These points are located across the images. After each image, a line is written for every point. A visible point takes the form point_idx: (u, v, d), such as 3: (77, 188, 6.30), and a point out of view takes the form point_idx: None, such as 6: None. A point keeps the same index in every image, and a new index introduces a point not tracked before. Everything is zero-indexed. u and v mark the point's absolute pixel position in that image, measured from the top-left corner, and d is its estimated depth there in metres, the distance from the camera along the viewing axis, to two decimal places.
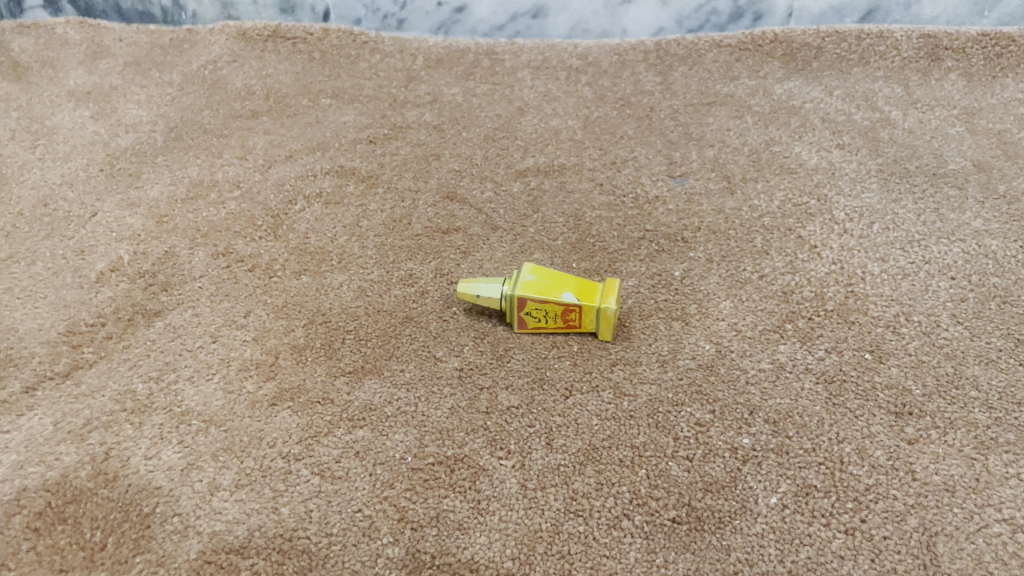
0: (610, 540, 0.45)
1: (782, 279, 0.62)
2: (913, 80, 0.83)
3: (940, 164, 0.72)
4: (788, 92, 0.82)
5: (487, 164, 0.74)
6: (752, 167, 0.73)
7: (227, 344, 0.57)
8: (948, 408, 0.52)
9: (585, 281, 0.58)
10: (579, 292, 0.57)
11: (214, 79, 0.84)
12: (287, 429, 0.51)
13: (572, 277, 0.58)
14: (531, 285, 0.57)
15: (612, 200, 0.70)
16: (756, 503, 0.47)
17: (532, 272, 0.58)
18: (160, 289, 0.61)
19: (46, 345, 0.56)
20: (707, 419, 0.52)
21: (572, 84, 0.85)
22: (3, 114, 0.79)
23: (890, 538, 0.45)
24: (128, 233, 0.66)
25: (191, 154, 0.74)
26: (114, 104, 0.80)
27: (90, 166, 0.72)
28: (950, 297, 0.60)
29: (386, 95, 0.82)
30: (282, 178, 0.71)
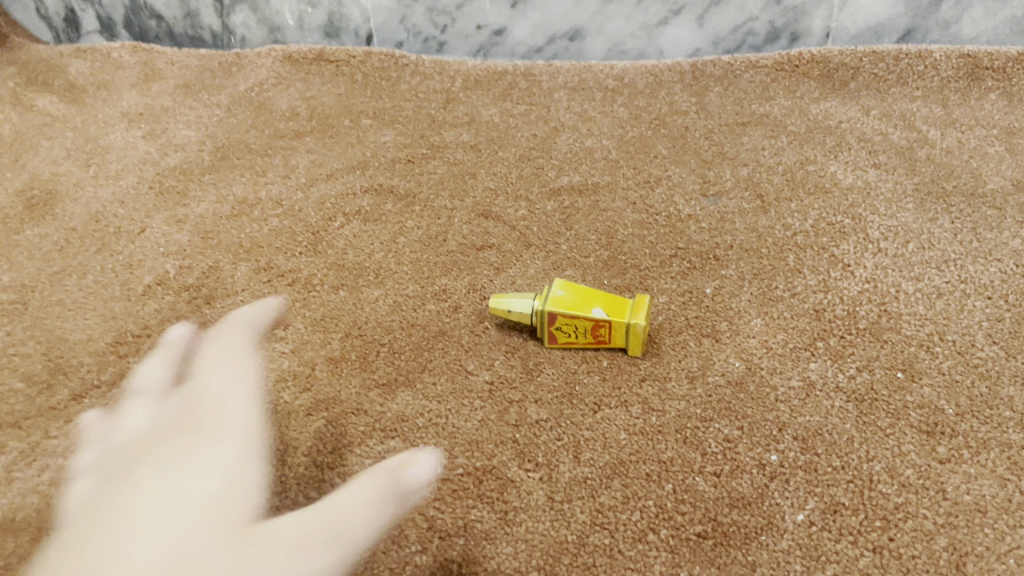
0: (635, 553, 0.46)
1: (814, 297, 0.62)
2: (951, 100, 0.83)
3: (978, 183, 0.72)
4: (825, 112, 0.82)
5: (522, 183, 0.75)
6: (786, 186, 0.73)
7: (267, 356, 0.59)
8: (982, 427, 0.52)
9: (615, 297, 0.59)
10: (609, 308, 0.57)
11: (260, 100, 0.87)
12: (321, 437, 0.53)
13: (602, 293, 0.59)
14: (561, 300, 0.58)
15: (645, 219, 0.70)
16: (782, 520, 0.47)
17: (563, 287, 0.59)
18: (203, 302, 0.63)
19: (94, 355, 0.59)
20: (736, 435, 0.52)
21: (607, 105, 0.86)
22: (60, 135, 0.82)
23: (919, 557, 0.45)
24: (175, 248, 0.68)
25: (237, 173, 0.76)
26: (164, 125, 0.84)
27: (140, 183, 0.75)
28: (986, 316, 0.59)
29: (425, 115, 0.84)
30: (323, 196, 0.73)
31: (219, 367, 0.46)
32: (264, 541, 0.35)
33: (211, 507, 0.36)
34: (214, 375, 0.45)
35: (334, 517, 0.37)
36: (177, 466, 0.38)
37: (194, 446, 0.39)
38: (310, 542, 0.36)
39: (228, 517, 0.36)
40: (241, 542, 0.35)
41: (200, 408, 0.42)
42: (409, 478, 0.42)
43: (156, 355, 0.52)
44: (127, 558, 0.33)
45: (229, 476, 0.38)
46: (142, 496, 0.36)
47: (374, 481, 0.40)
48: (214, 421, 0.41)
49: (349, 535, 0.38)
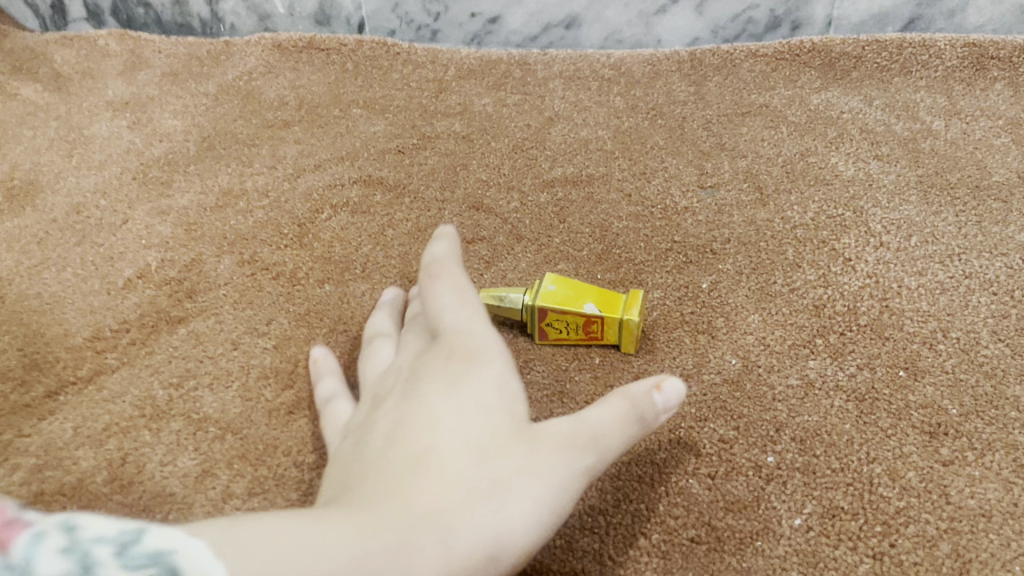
0: (625, 558, 0.44)
1: (814, 292, 0.60)
2: (956, 90, 0.81)
3: (983, 175, 0.70)
4: (826, 102, 0.80)
5: (515, 174, 0.73)
6: (786, 178, 0.71)
7: (248, 352, 0.57)
8: (986, 429, 0.50)
9: (607, 293, 0.57)
10: (602, 303, 0.56)
11: (248, 89, 0.85)
12: (302, 437, 0.51)
13: (594, 288, 0.57)
14: (552, 294, 0.56)
15: (640, 211, 0.68)
16: (779, 524, 0.45)
17: (555, 282, 0.57)
18: (184, 296, 0.61)
19: (70, 350, 0.57)
20: (731, 436, 0.50)
21: (603, 94, 0.83)
22: (43, 124, 0.80)
23: (920, 564, 0.43)
24: (157, 240, 0.66)
25: (223, 163, 0.75)
26: (150, 114, 0.82)
27: (123, 174, 0.73)
28: (991, 313, 0.58)
29: (417, 105, 0.82)
30: (310, 187, 0.71)
31: (461, 290, 0.45)
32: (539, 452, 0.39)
33: (478, 433, 0.38)
34: (454, 296, 0.45)
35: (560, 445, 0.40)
36: (460, 388, 0.40)
37: (436, 375, 0.41)
38: (554, 468, 0.39)
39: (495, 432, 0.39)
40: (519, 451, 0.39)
41: (455, 328, 0.43)
42: (653, 404, 0.42)
43: (379, 310, 0.57)
44: (412, 468, 0.37)
45: (494, 396, 0.40)
46: (420, 413, 0.39)
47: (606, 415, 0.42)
48: (461, 341, 0.42)
49: (593, 453, 0.40)
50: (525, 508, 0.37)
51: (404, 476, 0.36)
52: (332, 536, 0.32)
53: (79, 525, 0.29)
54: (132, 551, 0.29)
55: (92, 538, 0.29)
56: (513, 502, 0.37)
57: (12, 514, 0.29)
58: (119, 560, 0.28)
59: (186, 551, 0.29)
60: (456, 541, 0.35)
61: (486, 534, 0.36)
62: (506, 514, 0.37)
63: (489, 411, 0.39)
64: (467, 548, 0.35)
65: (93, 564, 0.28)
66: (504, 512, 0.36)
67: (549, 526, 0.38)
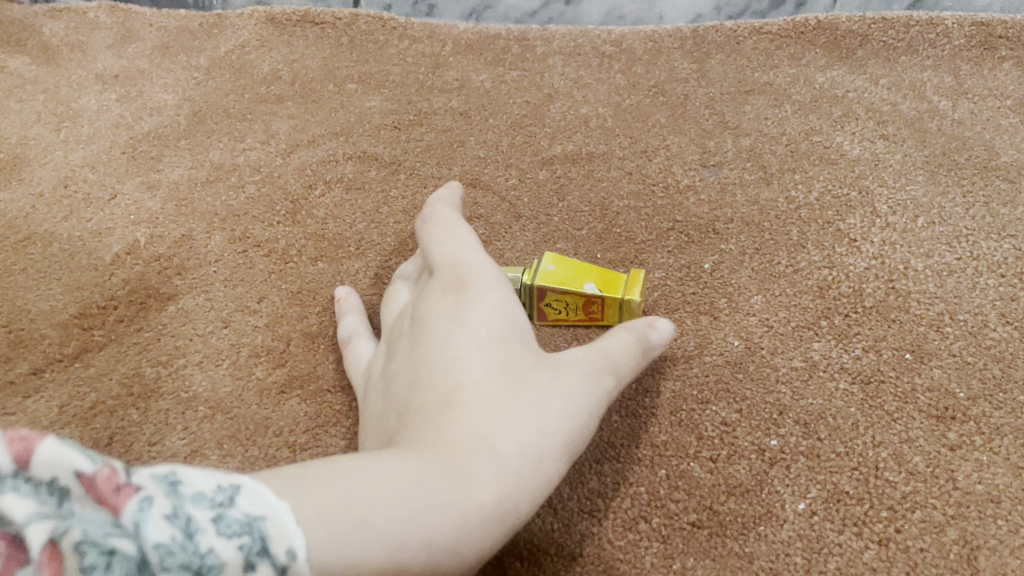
0: (624, 543, 0.43)
1: (818, 273, 0.59)
2: (964, 69, 0.79)
3: (990, 156, 0.68)
4: (831, 81, 0.78)
5: (514, 151, 0.72)
6: (790, 157, 0.69)
7: (239, 330, 0.55)
8: (994, 413, 0.49)
9: (608, 272, 0.55)
10: (602, 283, 0.54)
11: (241, 63, 0.83)
12: (294, 417, 0.50)
13: (595, 267, 0.56)
14: (551, 275, 0.54)
15: (641, 190, 0.67)
16: (782, 509, 0.45)
17: (553, 261, 0.55)
18: (174, 273, 0.60)
19: (56, 327, 0.56)
20: (734, 419, 0.49)
21: (604, 71, 0.82)
22: (30, 97, 0.78)
23: (927, 551, 0.42)
24: (146, 216, 0.65)
25: (214, 138, 0.73)
26: (140, 88, 0.80)
27: (112, 148, 0.72)
28: (999, 296, 0.56)
29: (413, 81, 0.81)
30: (304, 163, 0.70)
31: (450, 230, 0.49)
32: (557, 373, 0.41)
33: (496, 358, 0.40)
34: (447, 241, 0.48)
35: (581, 368, 0.42)
36: (467, 321, 0.42)
37: (443, 313, 0.43)
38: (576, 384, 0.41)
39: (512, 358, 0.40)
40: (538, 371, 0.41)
41: (452, 265, 0.46)
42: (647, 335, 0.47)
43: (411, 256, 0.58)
44: (443, 406, 0.38)
45: (501, 324, 0.42)
46: (436, 350, 0.41)
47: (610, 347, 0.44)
48: (463, 277, 0.44)
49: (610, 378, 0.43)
50: (559, 423, 0.39)
51: (436, 413, 0.38)
52: (383, 479, 0.33)
53: (176, 482, 0.29)
54: (226, 517, 0.28)
55: (189, 499, 0.29)
56: (545, 419, 0.38)
57: (116, 468, 0.29)
58: (218, 526, 0.28)
59: (276, 521, 0.29)
60: (501, 460, 0.36)
61: (528, 450, 0.37)
62: (541, 431, 0.38)
63: (501, 339, 0.41)
64: (512, 465, 0.36)
65: (195, 530, 0.28)
66: (540, 428, 0.38)
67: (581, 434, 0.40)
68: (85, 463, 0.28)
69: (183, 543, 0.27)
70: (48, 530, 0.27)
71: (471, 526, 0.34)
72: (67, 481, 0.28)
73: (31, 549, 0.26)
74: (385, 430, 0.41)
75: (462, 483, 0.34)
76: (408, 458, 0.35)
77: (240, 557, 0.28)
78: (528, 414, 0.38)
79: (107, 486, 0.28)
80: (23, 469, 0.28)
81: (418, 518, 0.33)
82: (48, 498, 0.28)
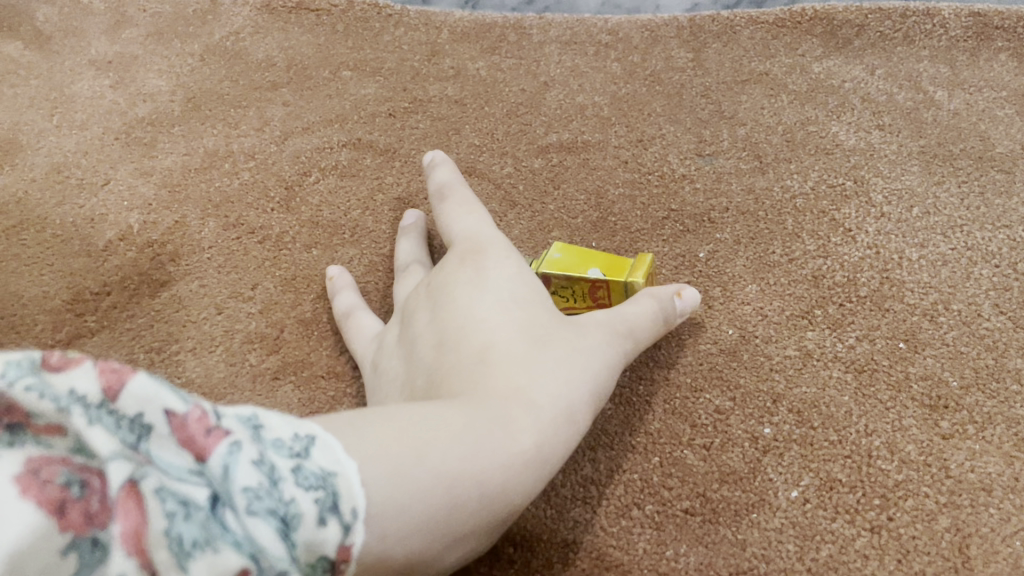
0: (618, 530, 0.44)
1: (813, 263, 0.58)
2: (960, 60, 0.79)
3: (986, 147, 0.68)
4: (827, 71, 0.78)
5: (509, 139, 0.71)
6: (786, 147, 0.69)
7: (233, 317, 0.55)
8: (987, 402, 0.49)
9: (614, 258, 0.55)
10: (607, 268, 0.54)
11: (235, 49, 0.82)
12: (288, 403, 0.50)
13: (601, 254, 0.56)
14: (558, 261, 0.54)
15: (636, 178, 0.67)
16: (775, 496, 0.45)
17: (559, 250, 0.55)
18: (167, 259, 0.60)
19: (50, 313, 0.56)
20: (728, 407, 0.49)
21: (600, 59, 0.81)
22: (23, 82, 0.78)
23: (919, 538, 0.43)
24: (139, 202, 0.64)
25: (208, 124, 0.72)
26: (133, 74, 0.79)
27: (105, 134, 0.71)
28: (993, 286, 0.56)
29: (408, 68, 0.80)
30: (298, 150, 0.69)
31: (465, 209, 0.52)
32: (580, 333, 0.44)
33: (523, 319, 0.43)
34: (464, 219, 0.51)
35: (601, 331, 0.45)
36: (492, 287, 0.45)
37: (467, 279, 0.46)
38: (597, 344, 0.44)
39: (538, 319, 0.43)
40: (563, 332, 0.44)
41: (471, 240, 0.49)
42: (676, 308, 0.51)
43: (404, 237, 0.59)
44: (477, 360, 0.41)
45: (524, 289, 0.45)
46: (464, 313, 0.44)
47: (631, 310, 0.48)
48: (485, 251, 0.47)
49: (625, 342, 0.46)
50: (589, 380, 0.42)
51: (473, 367, 0.40)
52: (434, 424, 0.35)
53: (258, 428, 0.30)
54: (304, 468, 0.29)
55: (270, 446, 0.29)
56: (573, 373, 0.41)
57: (203, 410, 0.29)
58: (297, 477, 0.29)
59: (349, 481, 0.30)
60: (540, 406, 0.39)
61: (561, 400, 0.40)
62: (571, 385, 0.41)
63: (525, 303, 0.44)
64: (549, 412, 0.39)
65: (278, 478, 0.28)
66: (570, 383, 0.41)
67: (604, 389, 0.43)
68: (175, 403, 0.28)
69: (269, 489, 0.28)
70: (130, 468, 0.26)
71: (520, 459, 0.37)
72: (153, 418, 0.28)
73: (112, 484, 0.25)
74: (416, 391, 0.43)
75: (506, 426, 0.37)
76: (454, 403, 0.37)
77: (317, 511, 0.28)
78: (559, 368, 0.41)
79: (196, 427, 0.28)
80: (112, 399, 0.27)
81: (473, 454, 0.35)
82: (132, 433, 0.27)
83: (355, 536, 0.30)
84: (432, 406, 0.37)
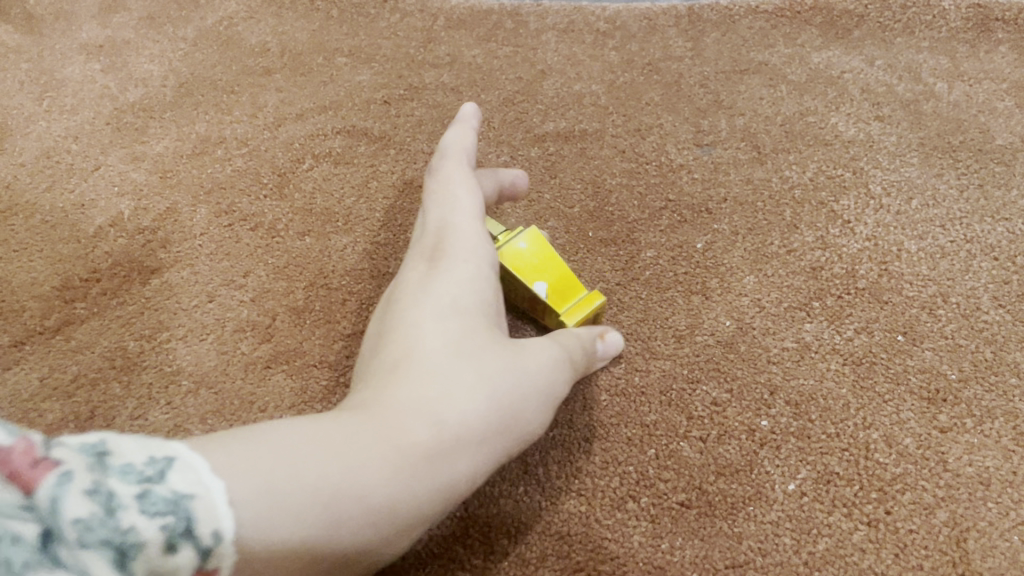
0: (613, 522, 0.43)
1: (811, 254, 0.58)
2: (960, 52, 0.78)
3: (985, 139, 0.68)
4: (827, 61, 0.77)
5: (505, 128, 0.71)
6: (785, 137, 0.69)
7: (224, 304, 0.55)
8: (986, 396, 0.49)
9: (571, 274, 0.51)
10: (552, 288, 0.51)
11: (229, 34, 0.81)
12: (280, 393, 0.50)
13: (562, 262, 0.52)
14: (520, 255, 0.51)
15: (633, 168, 0.66)
16: (771, 489, 0.44)
17: (524, 243, 0.52)
18: (158, 246, 0.59)
19: (39, 299, 0.55)
20: (724, 399, 0.49)
21: (598, 48, 0.80)
22: (13, 67, 0.77)
23: (916, 532, 0.43)
24: (130, 188, 0.63)
25: (200, 110, 0.71)
26: (125, 58, 0.78)
27: (96, 119, 0.70)
28: (992, 279, 0.56)
29: (403, 55, 0.79)
30: (292, 137, 0.68)
31: (449, 200, 0.52)
32: (515, 351, 0.43)
33: (456, 333, 0.42)
34: (443, 208, 0.51)
35: (543, 354, 0.44)
36: (435, 294, 0.44)
37: (414, 286, 0.46)
38: (532, 366, 0.43)
39: (472, 334, 0.42)
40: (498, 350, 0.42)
41: (437, 240, 0.49)
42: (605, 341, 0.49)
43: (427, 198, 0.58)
44: (397, 369, 0.40)
45: (466, 301, 0.44)
46: (403, 318, 0.43)
47: (579, 334, 0.47)
48: (444, 252, 0.47)
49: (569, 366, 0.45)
50: (516, 404, 0.41)
51: (392, 376, 0.40)
52: (323, 434, 0.35)
53: (105, 453, 0.29)
54: (153, 494, 0.29)
55: (115, 473, 0.28)
56: (494, 393, 0.40)
57: (33, 441, 0.28)
58: (143, 504, 0.28)
59: (207, 501, 0.30)
60: (445, 426, 0.38)
61: (469, 424, 0.39)
62: (486, 408, 0.39)
63: (464, 315, 0.43)
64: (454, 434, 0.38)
65: (117, 506, 0.28)
66: (492, 407, 0.40)
67: (531, 413, 0.42)
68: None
69: (104, 520, 0.27)
70: None
71: (405, 480, 0.36)
72: None
73: None
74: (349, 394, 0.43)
75: (402, 444, 0.36)
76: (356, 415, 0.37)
77: (164, 538, 0.28)
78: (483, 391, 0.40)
79: (23, 459, 0.27)
80: None
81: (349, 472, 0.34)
82: None
83: (214, 555, 0.29)
84: (336, 416, 0.37)
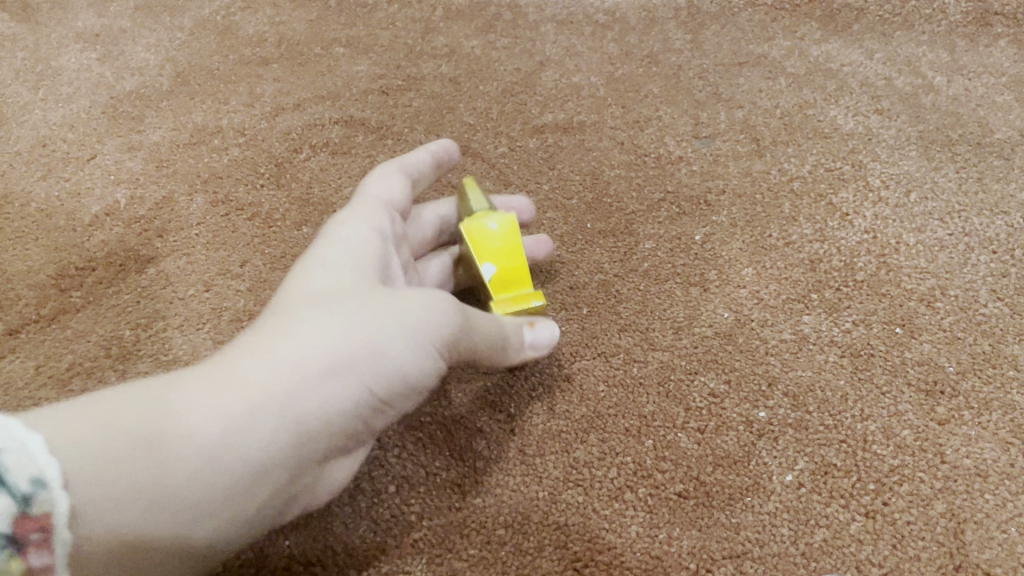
0: (610, 512, 0.43)
1: (810, 247, 0.58)
2: (960, 46, 0.78)
3: (984, 133, 0.68)
4: (826, 54, 0.77)
5: (504, 119, 0.70)
6: (784, 130, 0.68)
7: (221, 294, 0.54)
8: (984, 388, 0.49)
9: (520, 273, 0.52)
10: (497, 278, 0.52)
11: (226, 24, 0.81)
12: None
13: (518, 258, 0.52)
14: (487, 234, 0.53)
15: (632, 160, 0.66)
16: (769, 480, 0.44)
17: (496, 226, 0.53)
18: (154, 235, 0.58)
19: (34, 288, 0.55)
20: (722, 390, 0.49)
21: (597, 40, 0.80)
22: (9, 55, 0.76)
23: (914, 523, 0.43)
24: (126, 177, 0.63)
25: (197, 99, 0.71)
26: (121, 47, 0.78)
27: (92, 108, 0.70)
28: (990, 272, 0.56)
29: (402, 46, 0.79)
30: (289, 127, 0.68)
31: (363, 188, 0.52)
32: (387, 295, 0.42)
33: (322, 286, 0.42)
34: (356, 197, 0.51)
35: (422, 297, 0.42)
36: (311, 258, 0.44)
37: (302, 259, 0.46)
38: (405, 305, 0.41)
39: (340, 286, 0.42)
40: (367, 295, 0.41)
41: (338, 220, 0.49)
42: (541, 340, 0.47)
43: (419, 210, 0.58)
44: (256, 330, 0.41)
45: (342, 260, 0.44)
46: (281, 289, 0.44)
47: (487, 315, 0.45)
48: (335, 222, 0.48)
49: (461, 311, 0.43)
50: (385, 361, 0.40)
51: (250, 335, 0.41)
52: (152, 390, 0.37)
53: None
54: None
55: None
56: (346, 333, 0.39)
57: None
58: None
59: (18, 455, 0.32)
60: (283, 367, 0.38)
61: (315, 367, 0.38)
62: (335, 348, 0.39)
63: (337, 271, 0.43)
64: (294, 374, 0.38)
65: None
66: (359, 364, 0.39)
67: (404, 352, 0.40)
68: None
69: None
70: None
71: (229, 422, 0.36)
72: None
73: None
74: None
75: (226, 388, 0.37)
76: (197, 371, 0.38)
77: None
78: (351, 348, 0.39)
79: None
80: None
81: (161, 419, 0.36)
82: None
83: (35, 500, 0.32)
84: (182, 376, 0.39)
